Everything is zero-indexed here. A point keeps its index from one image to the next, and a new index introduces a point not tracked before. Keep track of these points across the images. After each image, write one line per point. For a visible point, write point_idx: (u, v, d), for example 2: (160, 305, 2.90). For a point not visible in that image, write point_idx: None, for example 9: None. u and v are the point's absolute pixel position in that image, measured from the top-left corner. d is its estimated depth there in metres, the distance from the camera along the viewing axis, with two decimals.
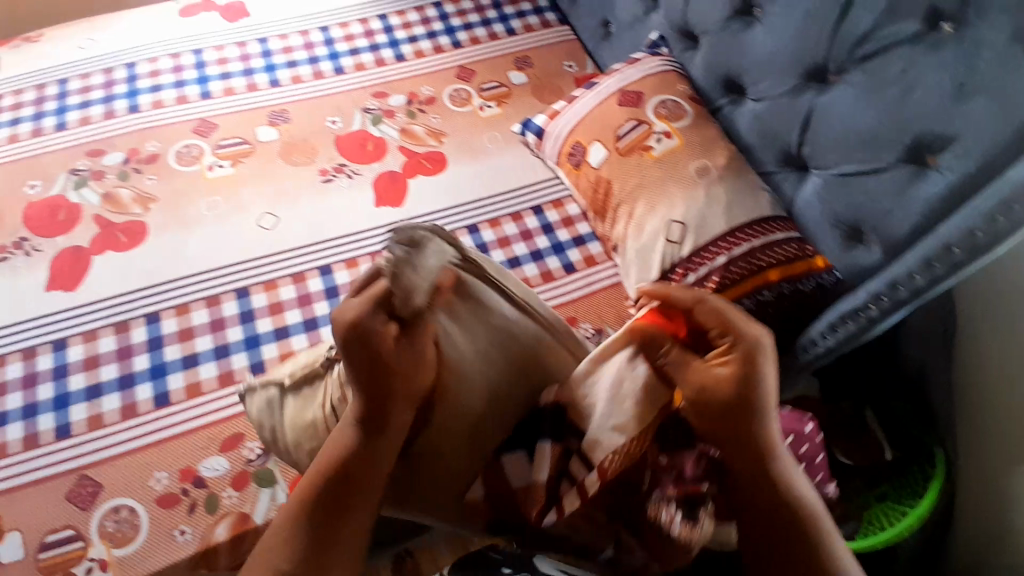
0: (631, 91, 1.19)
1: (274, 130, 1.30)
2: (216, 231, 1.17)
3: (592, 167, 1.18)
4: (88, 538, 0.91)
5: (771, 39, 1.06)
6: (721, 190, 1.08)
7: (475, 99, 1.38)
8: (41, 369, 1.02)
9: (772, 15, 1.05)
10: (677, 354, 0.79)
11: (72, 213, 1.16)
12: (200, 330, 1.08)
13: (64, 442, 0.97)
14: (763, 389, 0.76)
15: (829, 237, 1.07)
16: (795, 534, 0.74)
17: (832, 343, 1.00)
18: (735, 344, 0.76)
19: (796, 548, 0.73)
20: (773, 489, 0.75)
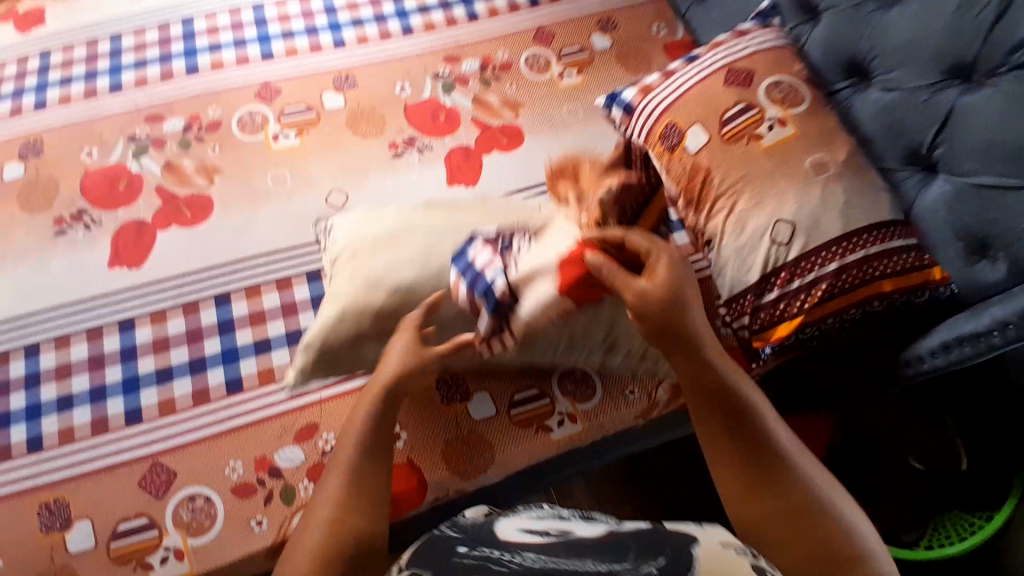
0: (740, 69, 1.08)
1: (341, 96, 1.21)
2: (284, 207, 1.10)
3: (690, 151, 1.07)
4: (163, 527, 0.87)
5: (912, 25, 0.97)
6: (839, 189, 0.99)
7: (554, 66, 1.27)
8: (108, 351, 0.98)
9: (917, 1, 0.97)
10: (614, 276, 0.77)
11: (132, 184, 1.10)
12: (272, 313, 1.01)
13: (136, 428, 0.93)
14: (691, 298, 0.78)
15: (951, 248, 0.96)
16: (740, 427, 0.74)
17: (940, 362, 0.92)
18: (658, 258, 0.78)
19: (745, 440, 0.73)
20: (714, 387, 0.76)
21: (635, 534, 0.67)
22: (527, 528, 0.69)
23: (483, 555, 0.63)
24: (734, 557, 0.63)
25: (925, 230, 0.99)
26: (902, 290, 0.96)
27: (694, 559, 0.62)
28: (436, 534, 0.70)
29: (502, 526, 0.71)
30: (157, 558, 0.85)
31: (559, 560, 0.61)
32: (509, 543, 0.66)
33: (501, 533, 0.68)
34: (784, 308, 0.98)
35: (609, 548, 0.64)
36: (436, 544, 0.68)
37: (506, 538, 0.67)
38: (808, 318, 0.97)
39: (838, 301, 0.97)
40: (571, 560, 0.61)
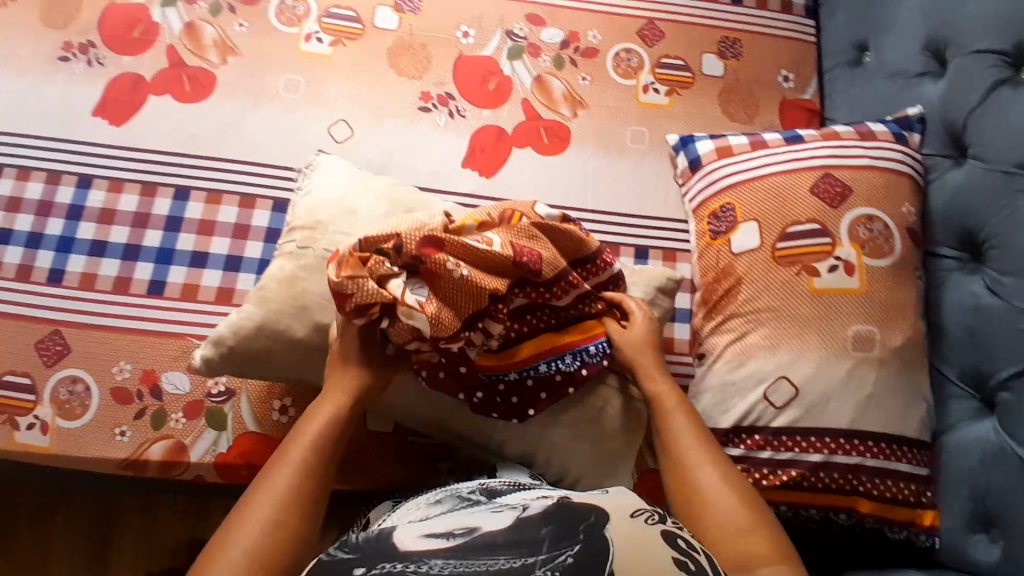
0: (839, 181, 0.87)
1: (396, 17, 1.06)
2: (285, 118, 0.99)
3: (730, 250, 0.88)
4: (40, 396, 0.87)
5: None
6: (871, 376, 0.81)
7: (644, 75, 1.06)
8: (59, 202, 0.95)
9: None
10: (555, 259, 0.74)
11: (148, 32, 1.02)
12: (222, 229, 0.95)
13: (51, 289, 0.91)
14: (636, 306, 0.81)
15: (957, 501, 0.81)
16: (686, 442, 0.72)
17: None
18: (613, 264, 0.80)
19: (691, 454, 0.70)
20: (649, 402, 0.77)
21: (542, 513, 0.56)
22: (427, 531, 0.55)
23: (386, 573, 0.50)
24: (643, 529, 0.55)
25: (939, 466, 0.83)
26: (878, 518, 0.82)
27: (608, 544, 0.53)
28: (325, 559, 0.54)
29: (399, 531, 0.56)
30: (25, 424, 0.87)
31: (468, 564, 0.51)
32: (408, 551, 0.53)
33: (396, 544, 0.54)
34: (737, 472, 0.82)
35: (516, 537, 0.54)
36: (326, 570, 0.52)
37: (403, 549, 0.53)
38: (758, 496, 0.82)
39: (801, 495, 0.81)
40: (480, 561, 0.51)
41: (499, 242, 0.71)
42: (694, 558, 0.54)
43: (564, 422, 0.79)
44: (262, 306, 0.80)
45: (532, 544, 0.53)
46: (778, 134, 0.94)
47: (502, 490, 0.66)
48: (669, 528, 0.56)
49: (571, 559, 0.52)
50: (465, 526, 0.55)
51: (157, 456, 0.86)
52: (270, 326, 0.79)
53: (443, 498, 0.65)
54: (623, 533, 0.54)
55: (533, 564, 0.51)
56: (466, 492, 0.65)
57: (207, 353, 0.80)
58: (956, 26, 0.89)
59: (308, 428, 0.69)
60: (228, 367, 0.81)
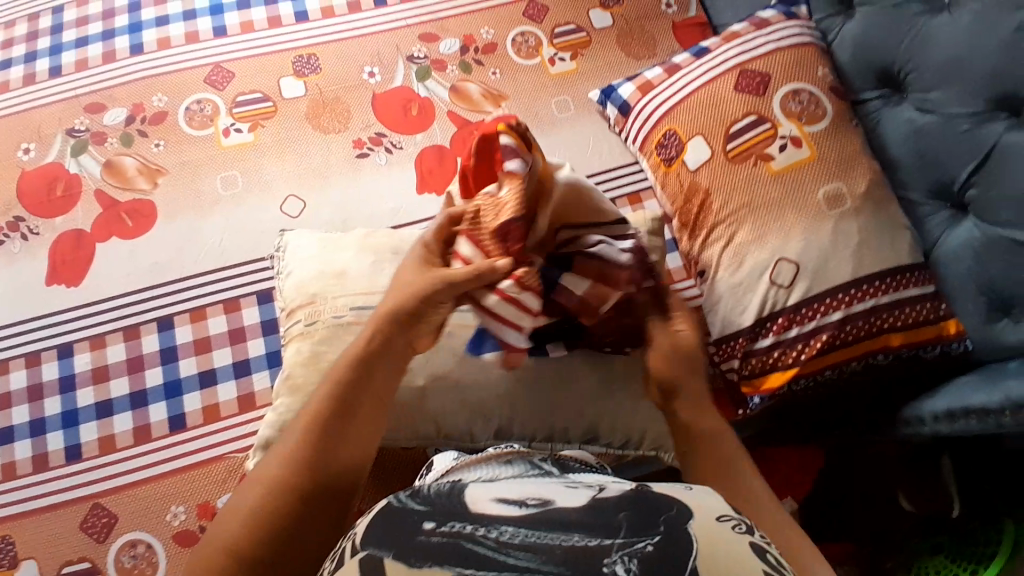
0: (756, 71, 0.94)
1: (301, 83, 1.08)
2: (235, 214, 1.00)
3: (688, 169, 0.94)
4: (105, 572, 0.85)
5: (957, 37, 0.83)
6: (854, 226, 0.88)
7: (545, 49, 1.12)
8: (48, 380, 0.92)
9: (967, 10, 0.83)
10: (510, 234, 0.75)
11: (70, 187, 1.00)
12: (217, 341, 0.94)
13: (74, 465, 0.89)
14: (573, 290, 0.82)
15: (971, 302, 0.88)
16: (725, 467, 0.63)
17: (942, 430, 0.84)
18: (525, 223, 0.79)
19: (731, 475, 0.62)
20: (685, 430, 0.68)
21: (621, 494, 0.50)
22: (499, 495, 0.50)
23: (454, 532, 0.45)
24: (732, 535, 0.46)
25: (943, 280, 0.91)
26: (910, 345, 0.88)
27: (691, 537, 0.45)
28: (394, 504, 0.49)
29: (471, 489, 0.51)
30: None
31: (542, 537, 0.45)
32: (482, 514, 0.47)
33: (470, 504, 0.48)
34: (778, 356, 0.88)
35: (594, 518, 0.47)
36: (394, 513, 0.48)
37: (478, 510, 0.48)
38: (803, 370, 0.87)
39: (839, 353, 0.87)
40: (555, 536, 0.45)
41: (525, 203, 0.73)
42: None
43: (608, 387, 0.81)
44: (296, 395, 0.79)
45: (612, 526, 0.46)
46: (686, 54, 1.00)
47: (573, 467, 0.63)
48: (757, 541, 0.47)
49: (653, 547, 0.44)
50: (539, 497, 0.49)
51: None
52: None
53: (514, 461, 0.63)
54: (709, 537, 0.45)
55: (609, 548, 0.44)
56: (538, 461, 0.63)
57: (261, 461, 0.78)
58: None
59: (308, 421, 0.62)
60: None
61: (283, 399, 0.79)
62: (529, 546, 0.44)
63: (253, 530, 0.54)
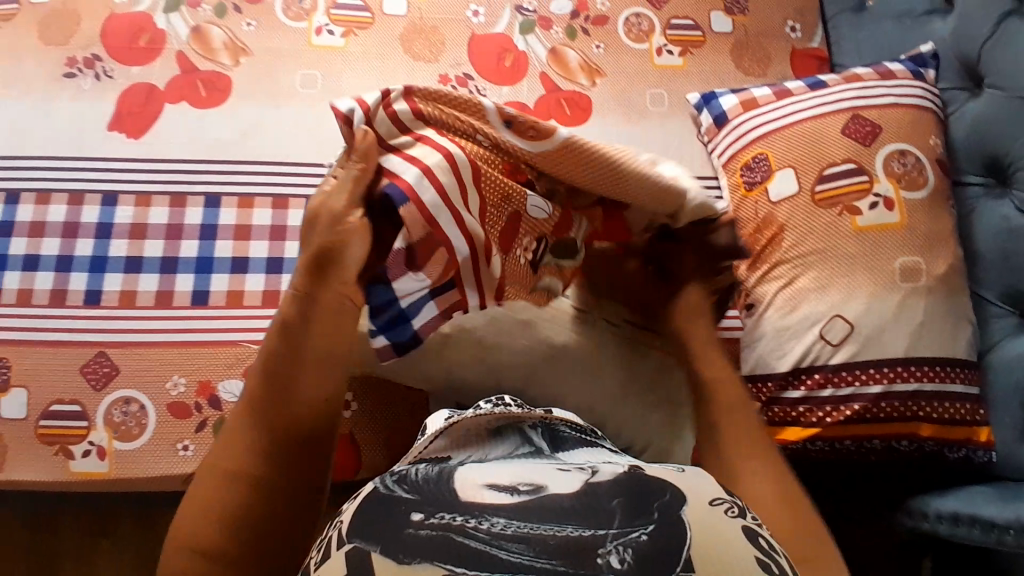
0: (867, 119, 0.89)
1: (404, 2, 1.05)
2: (306, 113, 0.98)
3: (768, 198, 0.90)
4: (92, 421, 0.86)
5: None
6: (922, 304, 0.84)
7: (656, 38, 1.07)
8: (85, 222, 0.92)
9: None
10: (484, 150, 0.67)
11: (155, 41, 0.99)
12: (258, 232, 0.93)
13: (90, 310, 0.89)
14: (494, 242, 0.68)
15: (1009, 414, 0.85)
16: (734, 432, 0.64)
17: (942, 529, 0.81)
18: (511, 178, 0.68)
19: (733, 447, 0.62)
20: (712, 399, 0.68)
21: (614, 479, 0.47)
22: (491, 480, 0.47)
23: (444, 524, 0.43)
24: (721, 521, 0.45)
25: (989, 386, 0.87)
26: (938, 440, 0.85)
27: (685, 529, 0.44)
28: (381, 492, 0.48)
29: (462, 474, 0.49)
30: (81, 450, 0.85)
31: (535, 527, 0.42)
32: (470, 502, 0.45)
33: (459, 491, 0.46)
34: (802, 412, 0.85)
35: (587, 503, 0.44)
36: (381, 504, 0.46)
37: (467, 498, 0.45)
38: (824, 432, 0.85)
39: (865, 426, 0.84)
40: (549, 526, 0.42)
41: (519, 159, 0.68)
42: (776, 560, 0.45)
43: (630, 393, 0.78)
44: None
45: (605, 513, 0.44)
46: (800, 81, 0.95)
47: (567, 440, 0.59)
48: (748, 525, 0.46)
49: (646, 538, 0.43)
50: (531, 482, 0.46)
51: None
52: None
53: (504, 430, 0.61)
54: (703, 524, 0.44)
55: (602, 538, 0.42)
56: (529, 429, 0.61)
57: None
58: None
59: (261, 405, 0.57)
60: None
61: None
62: (523, 536, 0.42)
63: (221, 525, 0.51)
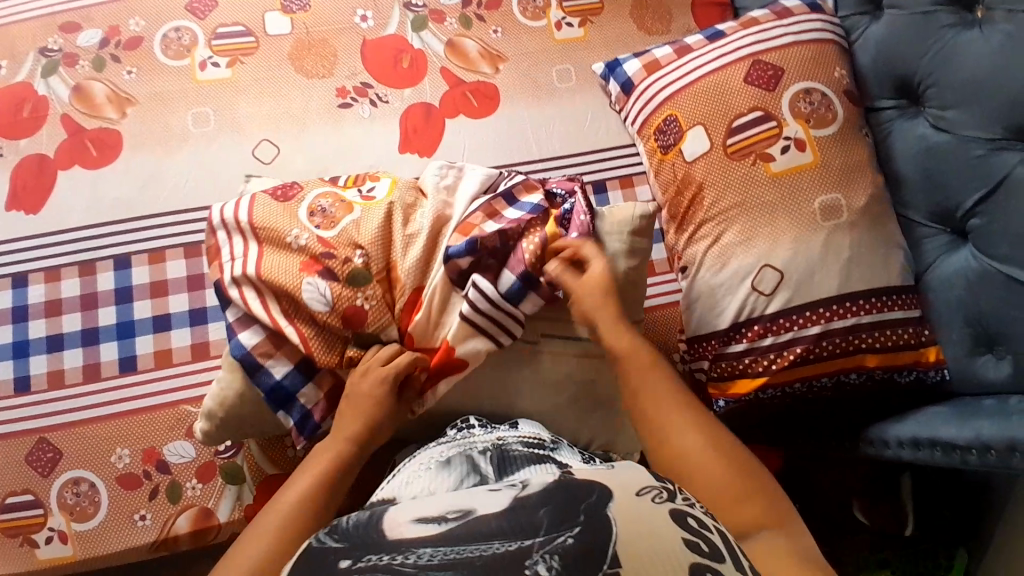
0: (768, 63, 0.88)
1: (288, 20, 1.01)
2: (207, 154, 0.95)
3: (684, 159, 0.89)
4: (48, 507, 0.84)
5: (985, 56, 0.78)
6: (847, 239, 0.84)
7: (553, 11, 1.04)
8: (0, 308, 0.89)
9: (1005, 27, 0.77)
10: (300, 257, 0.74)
11: (36, 107, 0.95)
12: (177, 285, 0.91)
13: (22, 397, 0.87)
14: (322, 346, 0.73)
15: (955, 331, 0.84)
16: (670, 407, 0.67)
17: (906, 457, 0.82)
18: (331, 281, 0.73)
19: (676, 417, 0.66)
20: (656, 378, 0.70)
21: (543, 489, 0.48)
22: (419, 514, 0.47)
23: (371, 565, 0.42)
24: (651, 508, 0.47)
25: (932, 306, 0.86)
26: (886, 367, 0.85)
27: (612, 524, 0.45)
28: (314, 545, 0.46)
29: (391, 513, 0.48)
30: (43, 538, 0.83)
31: (462, 550, 0.43)
32: (397, 537, 0.45)
33: (387, 530, 0.45)
34: (748, 363, 0.85)
35: (514, 520, 0.45)
36: (312, 559, 0.44)
37: (394, 536, 0.44)
38: (772, 380, 0.85)
39: (811, 367, 0.85)
40: (474, 548, 0.43)
41: (337, 257, 0.74)
42: (708, 538, 0.46)
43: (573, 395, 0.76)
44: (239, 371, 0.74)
45: (530, 524, 0.44)
46: (698, 35, 0.94)
47: (517, 458, 0.61)
48: (677, 507, 0.48)
49: (572, 540, 0.43)
50: (459, 508, 0.46)
51: (185, 527, 0.84)
52: (253, 393, 0.74)
53: (453, 460, 0.62)
54: (628, 513, 0.46)
55: (530, 548, 0.43)
56: (477, 455, 0.62)
57: (203, 427, 0.75)
58: None
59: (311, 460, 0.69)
60: (226, 435, 0.76)
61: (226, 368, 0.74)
62: (449, 563, 0.41)
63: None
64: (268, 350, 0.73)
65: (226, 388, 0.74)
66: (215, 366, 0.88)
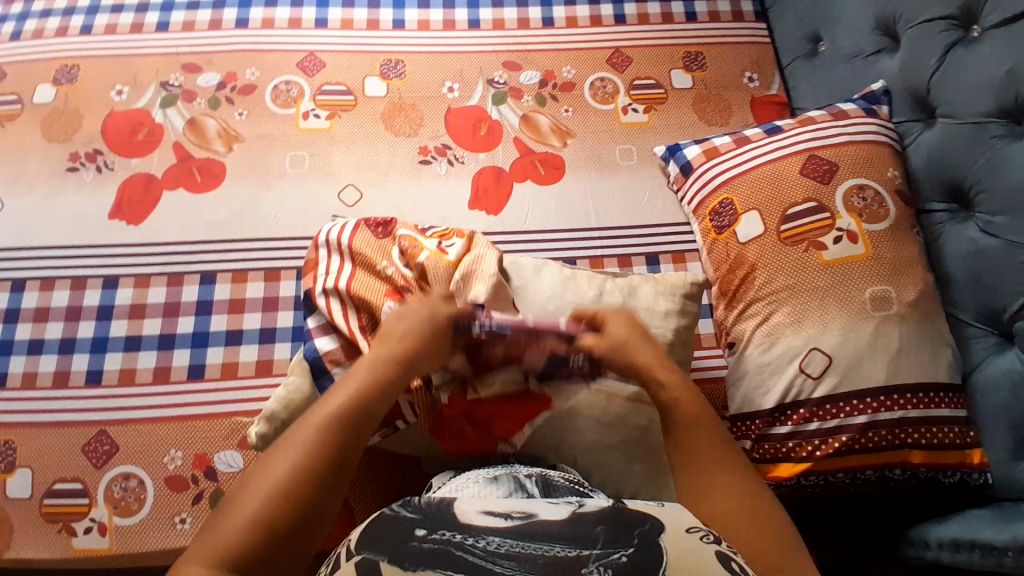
0: (823, 159, 0.94)
1: (384, 84, 1.13)
2: (297, 191, 1.04)
3: (738, 240, 0.93)
4: (95, 498, 0.88)
5: None
6: (895, 332, 0.86)
7: (621, 98, 1.14)
8: (88, 305, 0.97)
9: None
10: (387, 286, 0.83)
11: (153, 133, 1.07)
12: (252, 305, 0.97)
13: (92, 388, 0.93)
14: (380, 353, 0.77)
15: (1000, 434, 0.84)
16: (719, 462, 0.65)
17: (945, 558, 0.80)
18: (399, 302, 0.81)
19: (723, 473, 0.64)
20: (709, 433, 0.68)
21: (600, 511, 0.56)
22: (487, 507, 0.56)
23: (445, 540, 0.52)
24: (695, 542, 0.53)
25: (978, 408, 0.87)
26: (931, 466, 0.84)
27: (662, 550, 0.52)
28: (388, 512, 0.56)
29: (461, 501, 0.57)
30: (83, 527, 0.87)
31: (526, 546, 0.52)
32: (469, 524, 0.54)
33: (461, 514, 0.55)
34: (792, 447, 0.85)
35: (574, 531, 0.54)
36: (389, 524, 0.54)
37: (467, 521, 0.54)
38: (815, 467, 0.84)
39: (856, 458, 0.84)
40: (537, 547, 0.52)
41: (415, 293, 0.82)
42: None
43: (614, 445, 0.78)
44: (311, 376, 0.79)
45: (588, 538, 0.53)
46: (758, 128, 1.01)
47: (559, 486, 0.66)
48: (721, 550, 0.53)
49: (625, 558, 0.51)
50: (523, 510, 0.56)
51: None
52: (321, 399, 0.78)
53: (500, 476, 0.67)
54: (672, 541, 0.53)
55: (587, 557, 0.51)
56: (523, 478, 0.67)
57: (261, 430, 0.77)
58: (901, 6, 0.98)
59: (246, 493, 0.56)
60: None
61: (298, 373, 0.79)
62: (513, 554, 0.51)
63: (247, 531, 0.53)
64: (339, 359, 0.79)
65: (295, 392, 0.78)
66: (273, 384, 0.93)
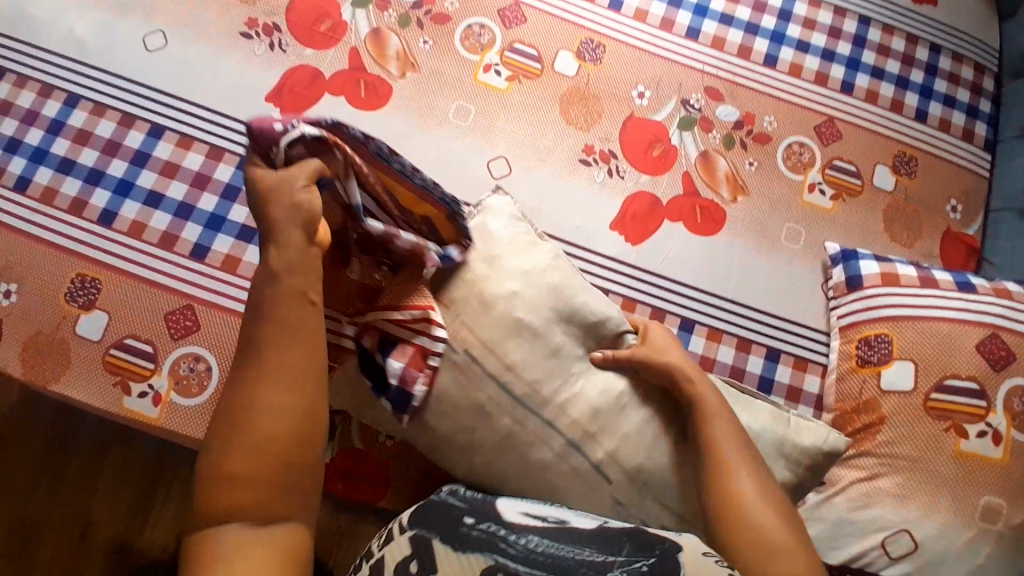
0: (1005, 343, 0.86)
1: (576, 64, 1.04)
2: (450, 144, 0.99)
3: (880, 386, 0.87)
4: (159, 366, 0.90)
5: None
6: (988, 551, 0.80)
7: (812, 172, 1.03)
8: (214, 178, 0.96)
9: None
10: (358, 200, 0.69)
11: (335, 29, 1.01)
12: None
13: (194, 262, 0.94)
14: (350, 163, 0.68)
15: None
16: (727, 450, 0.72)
17: None
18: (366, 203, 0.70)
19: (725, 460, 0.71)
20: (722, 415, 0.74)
21: (624, 528, 0.59)
22: (525, 511, 0.61)
23: (489, 530, 0.56)
24: (708, 564, 0.55)
25: None
26: None
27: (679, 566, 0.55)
28: (438, 499, 0.61)
29: (503, 504, 0.62)
30: (138, 390, 0.89)
31: (560, 548, 0.56)
32: (513, 522, 0.58)
33: (502, 512, 0.60)
34: None
35: (602, 539, 0.57)
36: (435, 510, 0.59)
37: (509, 518, 0.59)
38: None
39: None
40: (569, 549, 0.55)
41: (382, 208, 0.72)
42: None
43: None
44: None
45: (614, 546, 0.56)
46: (948, 274, 0.91)
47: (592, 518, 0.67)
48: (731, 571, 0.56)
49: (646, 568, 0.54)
50: (557, 517, 0.61)
51: None
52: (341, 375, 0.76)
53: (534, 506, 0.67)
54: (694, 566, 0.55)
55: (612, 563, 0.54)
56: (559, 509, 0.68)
57: None
58: None
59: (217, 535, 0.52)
60: None
61: None
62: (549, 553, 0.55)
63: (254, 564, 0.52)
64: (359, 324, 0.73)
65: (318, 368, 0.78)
66: None
